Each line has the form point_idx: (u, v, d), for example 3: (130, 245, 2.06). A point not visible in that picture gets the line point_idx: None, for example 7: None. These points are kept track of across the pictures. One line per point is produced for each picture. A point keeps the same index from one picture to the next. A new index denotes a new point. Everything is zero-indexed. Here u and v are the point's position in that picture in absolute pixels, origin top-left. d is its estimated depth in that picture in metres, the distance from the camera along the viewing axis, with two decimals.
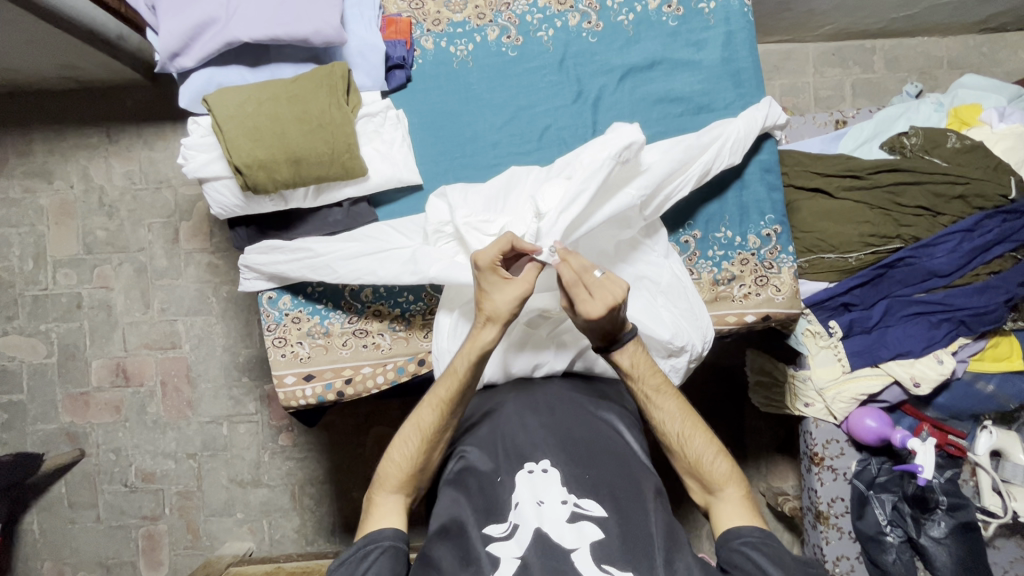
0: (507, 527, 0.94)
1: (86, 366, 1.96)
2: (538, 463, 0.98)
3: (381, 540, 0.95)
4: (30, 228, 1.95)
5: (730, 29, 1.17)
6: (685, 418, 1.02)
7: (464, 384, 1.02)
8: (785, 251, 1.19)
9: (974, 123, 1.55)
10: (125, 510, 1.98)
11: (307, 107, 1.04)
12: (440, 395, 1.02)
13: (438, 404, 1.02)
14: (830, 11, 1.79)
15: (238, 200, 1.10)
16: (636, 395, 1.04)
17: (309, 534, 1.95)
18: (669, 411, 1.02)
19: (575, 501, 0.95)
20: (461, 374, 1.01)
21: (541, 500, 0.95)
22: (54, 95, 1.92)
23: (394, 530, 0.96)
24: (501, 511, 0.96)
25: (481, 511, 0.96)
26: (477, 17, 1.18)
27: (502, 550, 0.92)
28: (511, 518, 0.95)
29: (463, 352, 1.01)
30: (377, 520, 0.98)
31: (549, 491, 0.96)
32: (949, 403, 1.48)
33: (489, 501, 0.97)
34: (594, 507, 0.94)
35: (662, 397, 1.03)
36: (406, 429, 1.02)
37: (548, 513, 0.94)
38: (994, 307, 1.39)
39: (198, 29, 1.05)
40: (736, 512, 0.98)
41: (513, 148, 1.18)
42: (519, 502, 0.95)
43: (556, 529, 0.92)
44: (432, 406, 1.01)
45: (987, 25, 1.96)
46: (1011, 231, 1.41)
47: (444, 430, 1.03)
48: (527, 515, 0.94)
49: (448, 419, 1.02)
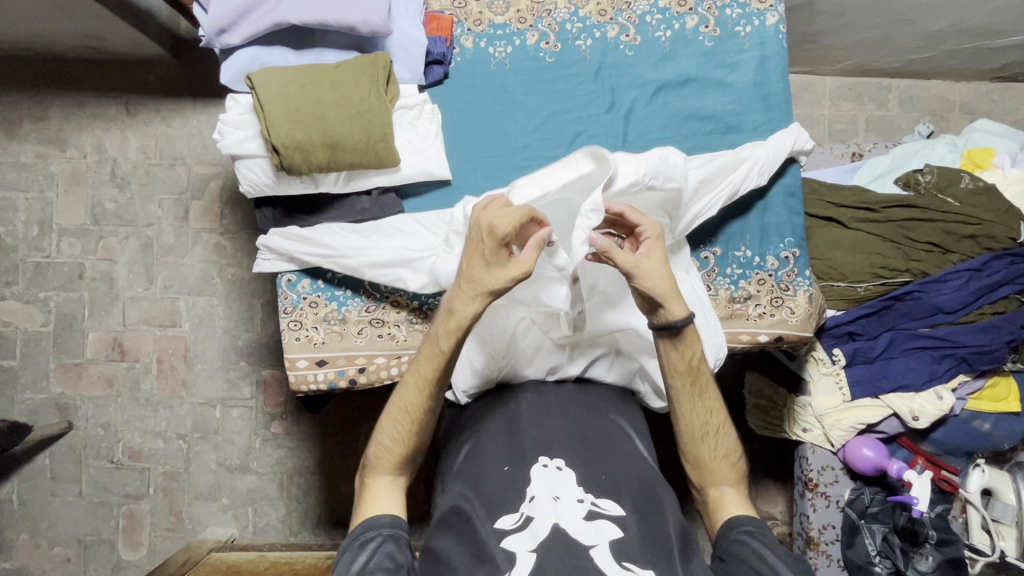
0: (518, 518, 0.93)
1: (82, 338, 1.94)
2: (552, 459, 0.98)
3: (379, 528, 0.94)
4: (39, 194, 1.93)
5: (764, 53, 1.20)
6: (719, 417, 1.06)
7: (449, 362, 1.00)
8: (802, 275, 1.21)
9: (987, 166, 1.58)
10: (108, 486, 1.94)
11: (347, 94, 1.04)
12: (425, 373, 1.01)
13: (423, 384, 1.01)
14: (851, 47, 1.83)
15: (269, 180, 1.10)
16: (681, 387, 1.04)
17: (294, 525, 1.93)
18: (707, 408, 1.05)
19: (592, 500, 0.94)
20: (444, 351, 0.99)
21: (557, 495, 0.94)
22: (76, 64, 1.92)
23: (391, 517, 0.96)
24: (512, 502, 0.94)
25: (491, 505, 0.95)
26: (518, 21, 1.20)
27: (517, 544, 0.90)
28: (523, 509, 0.93)
29: (447, 329, 0.98)
30: (373, 507, 0.98)
31: (565, 487, 0.95)
32: (944, 439, 1.50)
33: (498, 493, 0.96)
34: (611, 507, 0.94)
35: (704, 393, 1.05)
36: (393, 409, 1.01)
37: (565, 509, 0.93)
38: (996, 347, 1.42)
39: (246, 8, 1.06)
40: (733, 505, 1.03)
41: (543, 151, 1.19)
42: (534, 495, 0.94)
43: (573, 525, 0.91)
44: (417, 385, 1.00)
45: (1000, 74, 2.01)
46: (1017, 273, 1.45)
47: (432, 408, 1.02)
48: (542, 509, 0.93)
49: (434, 399, 1.02)
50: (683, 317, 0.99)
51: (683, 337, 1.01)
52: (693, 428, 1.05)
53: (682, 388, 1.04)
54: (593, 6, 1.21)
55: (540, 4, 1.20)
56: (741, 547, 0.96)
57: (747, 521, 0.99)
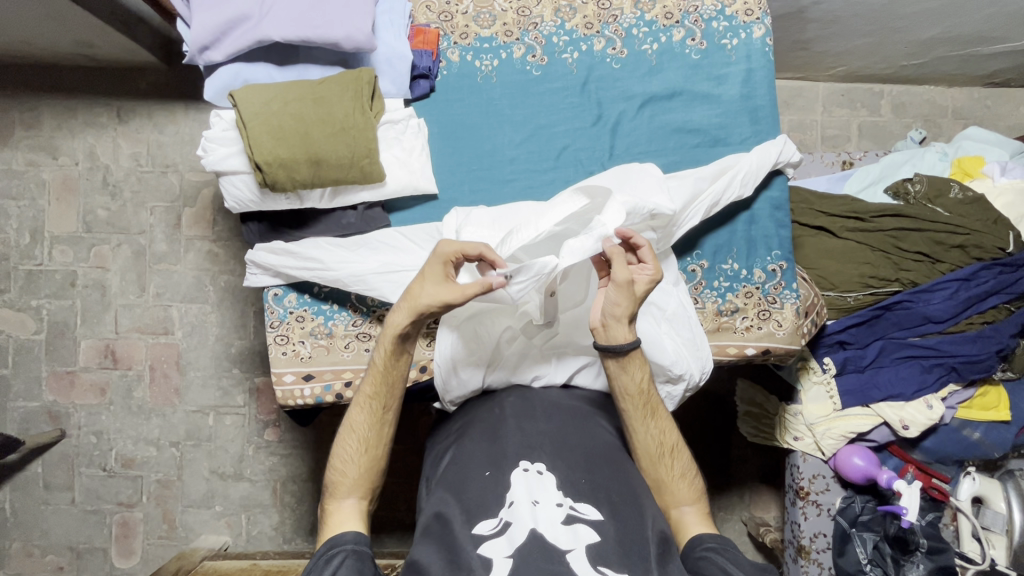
0: (497, 524, 0.92)
1: (75, 345, 1.93)
2: (533, 463, 0.97)
3: (343, 544, 0.95)
4: (30, 202, 1.92)
5: (750, 66, 1.20)
6: (673, 435, 1.07)
7: (385, 377, 1.04)
8: (789, 287, 1.21)
9: (977, 175, 1.59)
10: (101, 494, 1.94)
11: (331, 110, 1.04)
12: (367, 391, 1.05)
13: (366, 404, 1.04)
14: (843, 54, 1.83)
15: (253, 196, 1.10)
16: (634, 411, 1.05)
17: (287, 532, 1.92)
18: (662, 428, 1.06)
19: (571, 504, 0.93)
20: (381, 367, 1.03)
21: (537, 500, 0.93)
22: (68, 71, 1.91)
23: (356, 533, 0.97)
24: (492, 507, 0.94)
25: (470, 510, 0.94)
26: (504, 34, 1.20)
27: (493, 550, 0.89)
28: (502, 515, 0.92)
29: (380, 346, 1.03)
30: (336, 527, 0.99)
31: (544, 491, 0.94)
32: (935, 447, 1.50)
33: (479, 498, 0.95)
34: (590, 511, 0.93)
35: (656, 415, 1.06)
36: (342, 433, 1.04)
37: (543, 513, 0.92)
38: (986, 356, 1.42)
39: (230, 25, 1.05)
40: (694, 523, 1.04)
41: (530, 164, 1.19)
42: (514, 500, 0.93)
43: (551, 531, 0.91)
44: (359, 405, 1.03)
45: (993, 80, 2.01)
46: (1006, 283, 1.45)
47: (379, 427, 1.05)
48: (520, 514, 0.92)
49: (381, 416, 1.05)
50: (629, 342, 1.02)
51: (626, 362, 1.03)
52: (650, 452, 1.05)
53: (636, 413, 1.05)
54: (579, 19, 1.20)
55: (526, 17, 1.20)
56: (705, 564, 0.96)
57: (712, 538, 1.00)
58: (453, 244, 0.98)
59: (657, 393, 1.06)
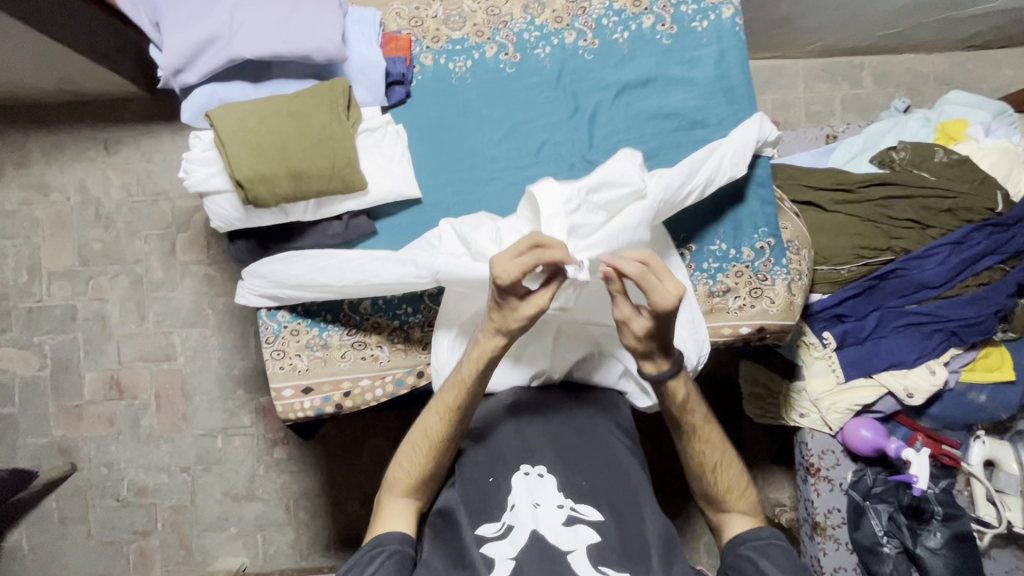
0: (500, 527, 0.95)
1: (79, 379, 1.95)
2: (534, 466, 0.99)
3: (388, 543, 0.95)
4: (26, 240, 1.94)
5: (722, 47, 1.20)
6: (724, 450, 1.06)
7: (471, 391, 0.99)
8: (779, 263, 1.21)
9: (961, 137, 1.58)
10: (117, 524, 1.95)
11: (307, 123, 1.05)
12: (447, 400, 1.00)
13: (444, 412, 1.00)
14: (819, 29, 1.83)
15: (238, 213, 1.11)
16: (688, 428, 1.04)
17: (304, 549, 1.93)
18: (712, 444, 1.05)
19: (573, 506, 0.95)
20: (467, 382, 0.99)
21: (538, 502, 0.96)
22: (53, 108, 1.93)
23: (402, 534, 0.96)
24: (494, 510, 0.97)
25: (474, 511, 0.98)
26: (475, 35, 1.21)
27: (496, 551, 0.93)
28: (504, 518, 0.95)
29: (470, 360, 0.99)
30: (384, 524, 0.98)
31: (545, 494, 0.96)
32: (941, 414, 1.49)
33: (481, 501, 0.99)
34: (591, 512, 0.95)
35: (709, 430, 1.05)
36: (411, 436, 1.01)
37: (545, 515, 0.95)
38: (984, 318, 1.41)
39: (202, 46, 1.07)
40: (740, 527, 1.05)
41: (511, 162, 1.20)
42: (515, 503, 0.96)
43: (551, 532, 0.94)
44: (438, 409, 1.00)
45: (972, 43, 2.00)
46: (999, 243, 1.44)
47: (453, 435, 1.01)
48: (522, 517, 0.95)
49: (456, 427, 1.00)
50: (656, 372, 1.00)
51: (669, 391, 1.01)
52: (701, 460, 1.05)
53: (680, 428, 1.04)
54: (549, 13, 1.21)
55: (495, 16, 1.21)
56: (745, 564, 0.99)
57: (758, 537, 1.02)
58: (512, 269, 0.88)
59: (701, 410, 1.03)
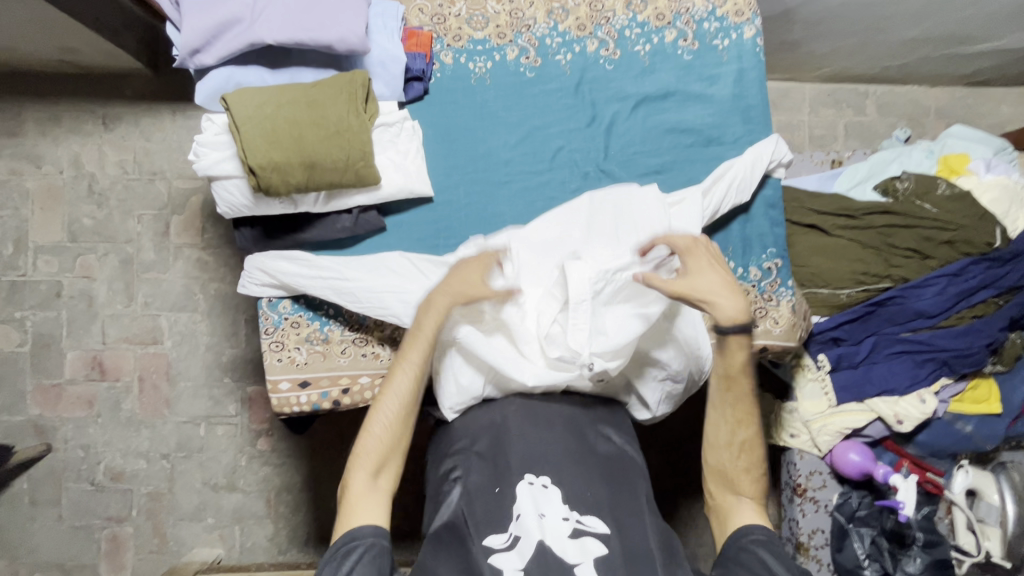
0: (507, 538, 0.94)
1: (60, 357, 1.89)
2: (538, 476, 0.98)
3: (363, 537, 0.94)
4: (14, 212, 1.89)
5: (742, 67, 1.21)
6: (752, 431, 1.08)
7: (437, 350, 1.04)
8: (785, 285, 1.22)
9: (963, 171, 1.61)
10: (90, 509, 1.90)
11: (324, 113, 1.03)
12: (414, 362, 1.03)
13: (414, 373, 1.03)
14: (829, 54, 1.86)
15: (247, 201, 1.09)
16: (727, 395, 1.06)
17: (282, 543, 1.89)
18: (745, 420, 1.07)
19: (578, 518, 0.95)
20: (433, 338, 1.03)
21: (543, 513, 0.95)
22: (51, 78, 1.88)
23: (375, 526, 0.95)
24: (501, 522, 0.95)
25: (479, 523, 0.96)
26: (497, 36, 1.20)
27: (504, 563, 0.92)
28: (511, 530, 0.94)
29: (432, 318, 1.03)
30: (359, 513, 0.97)
31: (550, 505, 0.95)
32: (928, 441, 1.51)
33: (485, 514, 0.97)
34: (597, 523, 0.95)
35: (745, 406, 1.07)
36: (381, 402, 1.02)
37: (549, 526, 0.94)
38: (976, 350, 1.43)
39: (221, 28, 1.04)
40: (747, 514, 1.05)
41: (525, 167, 1.19)
42: (520, 513, 0.95)
43: (558, 543, 0.93)
44: (407, 373, 1.02)
45: (973, 79, 2.05)
46: (994, 277, 1.47)
47: (419, 399, 1.04)
48: (528, 527, 0.94)
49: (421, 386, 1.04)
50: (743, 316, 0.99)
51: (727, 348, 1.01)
52: (726, 432, 1.07)
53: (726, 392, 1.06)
54: (572, 20, 1.21)
55: (519, 19, 1.20)
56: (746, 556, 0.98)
57: (756, 531, 1.02)
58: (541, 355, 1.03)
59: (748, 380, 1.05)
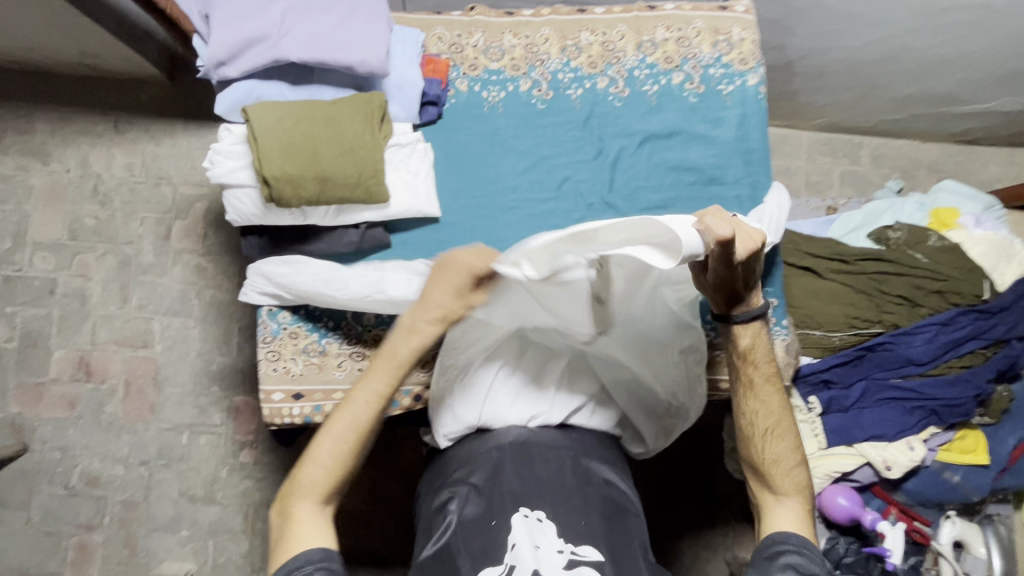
0: (502, 569, 0.92)
1: (47, 356, 1.87)
2: (533, 509, 0.98)
3: (309, 564, 0.90)
4: (16, 208, 1.89)
5: (744, 111, 1.26)
6: (780, 418, 1.07)
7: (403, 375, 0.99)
8: (779, 324, 1.26)
9: (953, 225, 1.66)
10: (61, 515, 1.84)
11: (341, 130, 1.06)
12: (378, 389, 0.99)
13: (374, 400, 0.99)
14: (827, 106, 1.94)
15: (257, 209, 1.11)
16: (744, 380, 1.08)
17: (256, 561, 1.84)
18: (766, 406, 1.07)
19: (573, 549, 0.94)
20: (399, 362, 0.99)
21: (539, 544, 0.94)
22: (67, 79, 1.91)
23: (321, 551, 0.92)
24: (495, 553, 0.94)
25: (474, 555, 0.94)
26: (512, 68, 1.25)
27: None
28: (507, 559, 0.93)
29: (402, 339, 0.98)
30: (298, 539, 0.93)
31: (546, 537, 0.95)
32: (917, 489, 1.52)
33: (482, 545, 0.95)
34: (592, 553, 0.94)
35: (764, 390, 1.07)
36: (337, 427, 0.98)
37: (545, 558, 0.93)
38: (965, 401, 1.45)
39: (248, 43, 1.08)
40: (788, 517, 1.02)
41: (531, 195, 1.22)
42: (516, 543, 0.94)
43: None
44: (365, 402, 0.98)
45: (963, 137, 2.12)
46: (982, 329, 1.50)
47: (375, 426, 1.00)
48: (523, 557, 0.93)
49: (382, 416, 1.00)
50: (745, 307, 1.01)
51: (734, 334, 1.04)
52: (754, 423, 1.07)
53: (739, 380, 1.08)
54: (584, 58, 1.26)
55: (533, 53, 1.25)
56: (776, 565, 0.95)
57: (786, 537, 0.99)
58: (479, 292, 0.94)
59: (767, 365, 1.07)
